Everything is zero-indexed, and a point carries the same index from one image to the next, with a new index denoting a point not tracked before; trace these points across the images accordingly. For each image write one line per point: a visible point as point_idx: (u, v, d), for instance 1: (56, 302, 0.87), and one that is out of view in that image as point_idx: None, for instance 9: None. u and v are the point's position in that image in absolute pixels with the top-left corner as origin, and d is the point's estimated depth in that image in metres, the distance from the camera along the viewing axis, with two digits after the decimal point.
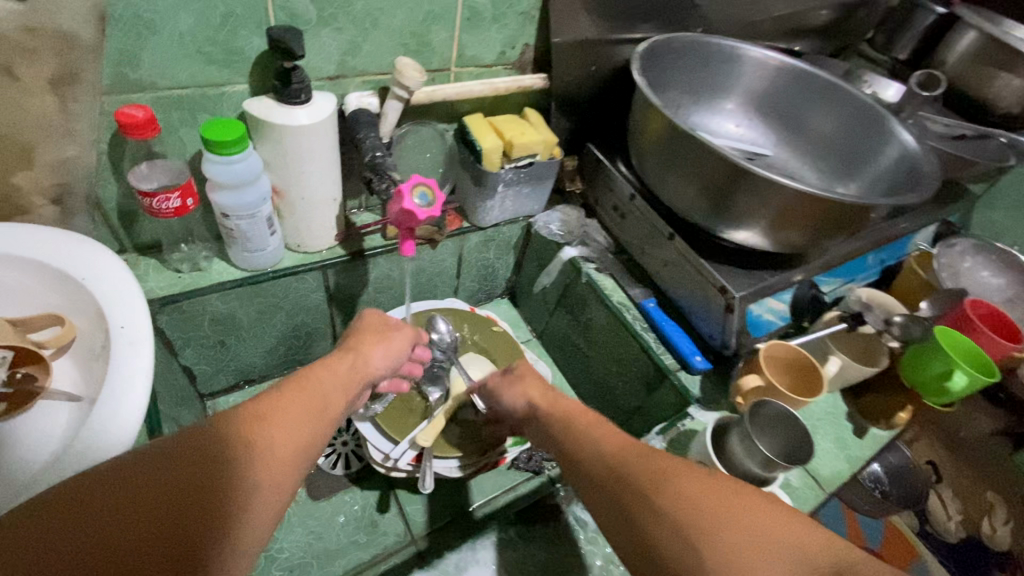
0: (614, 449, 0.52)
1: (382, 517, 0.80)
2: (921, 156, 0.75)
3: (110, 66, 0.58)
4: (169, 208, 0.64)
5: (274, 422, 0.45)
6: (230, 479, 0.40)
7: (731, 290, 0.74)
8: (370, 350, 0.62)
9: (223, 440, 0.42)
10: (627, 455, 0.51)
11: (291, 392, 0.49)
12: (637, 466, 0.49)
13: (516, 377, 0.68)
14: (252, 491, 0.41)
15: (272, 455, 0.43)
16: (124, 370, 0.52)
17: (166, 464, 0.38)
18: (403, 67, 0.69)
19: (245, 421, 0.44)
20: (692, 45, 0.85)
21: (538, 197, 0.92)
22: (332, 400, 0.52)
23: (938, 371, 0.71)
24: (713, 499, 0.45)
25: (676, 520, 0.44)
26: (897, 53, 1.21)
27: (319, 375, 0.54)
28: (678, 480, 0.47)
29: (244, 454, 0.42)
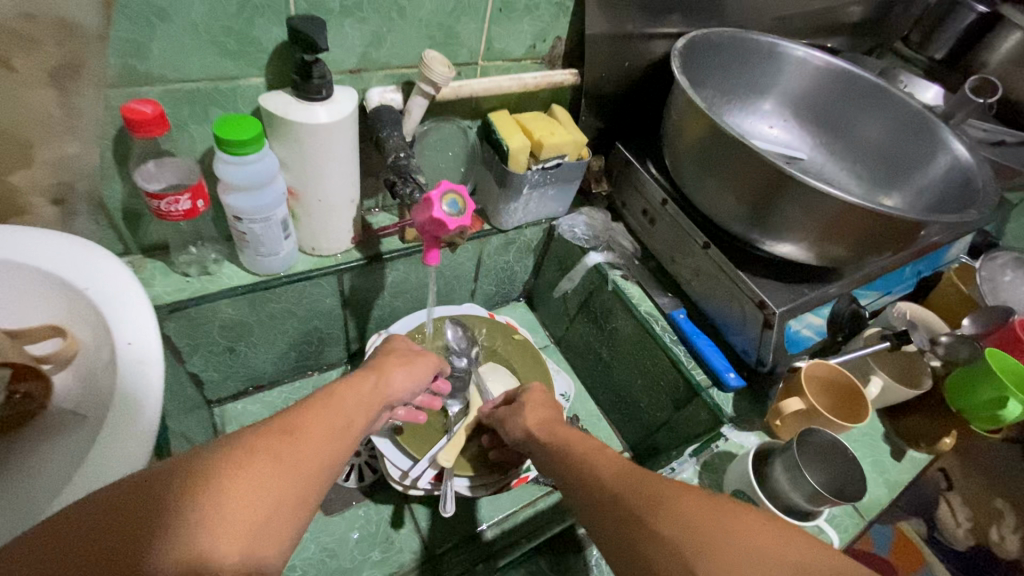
0: (608, 471, 0.46)
1: (397, 534, 0.76)
2: (975, 168, 0.71)
3: (116, 55, 0.53)
4: (179, 211, 0.60)
5: (294, 443, 0.41)
6: (244, 505, 0.35)
7: (771, 305, 0.70)
8: (393, 371, 0.58)
9: (237, 462, 0.37)
10: (622, 473, 0.45)
11: (311, 412, 0.45)
12: (633, 486, 0.43)
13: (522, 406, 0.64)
14: (270, 519, 0.36)
15: (292, 478, 0.39)
16: (133, 390, 0.48)
17: (172, 491, 0.34)
18: (430, 61, 0.64)
19: (262, 441, 0.40)
20: (730, 41, 0.80)
21: (563, 199, 0.88)
22: (356, 423, 0.48)
23: (989, 397, 0.67)
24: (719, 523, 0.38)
25: (675, 547, 0.38)
26: (932, 53, 1.14)
27: (342, 393, 0.50)
28: (678, 500, 0.41)
29: (258, 476, 0.37)
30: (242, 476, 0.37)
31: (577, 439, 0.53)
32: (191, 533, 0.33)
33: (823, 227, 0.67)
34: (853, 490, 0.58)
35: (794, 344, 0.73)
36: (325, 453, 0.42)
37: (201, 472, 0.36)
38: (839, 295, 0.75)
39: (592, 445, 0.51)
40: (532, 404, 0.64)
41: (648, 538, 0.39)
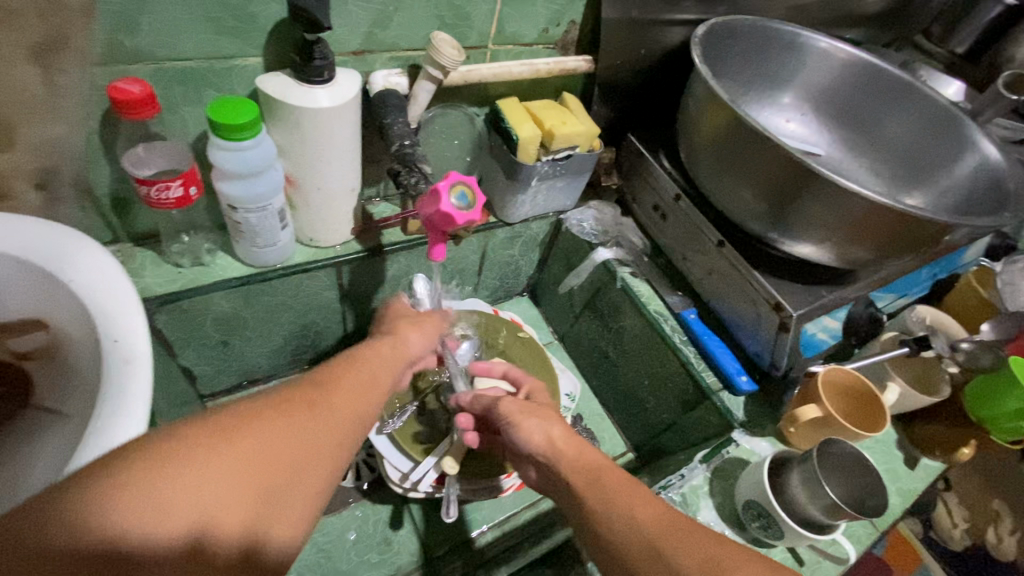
0: (649, 518, 0.43)
1: (395, 535, 0.74)
2: (1005, 169, 0.68)
3: (103, 30, 0.50)
4: (170, 198, 0.56)
5: (326, 397, 0.42)
6: (288, 451, 0.36)
7: (788, 308, 0.67)
8: (407, 331, 0.57)
9: (278, 410, 0.38)
10: (669, 524, 0.43)
11: (335, 371, 0.45)
12: (682, 541, 0.41)
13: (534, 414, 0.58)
14: (311, 463, 0.38)
15: (323, 440, 0.39)
16: (121, 372, 0.45)
17: (220, 433, 0.34)
18: (439, 43, 0.61)
19: (295, 402, 0.39)
20: (751, 29, 0.77)
21: (572, 192, 0.84)
22: (380, 381, 0.48)
23: (1013, 409, 0.65)
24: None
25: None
26: (953, 46, 1.11)
27: (365, 355, 0.50)
28: (736, 566, 0.38)
29: (288, 440, 0.37)
30: (283, 424, 0.37)
31: (608, 470, 0.49)
32: (243, 472, 0.34)
33: (847, 227, 0.64)
34: (874, 502, 0.58)
35: (809, 348, 0.70)
36: (356, 407, 0.43)
37: (247, 416, 0.36)
38: (857, 298, 0.73)
39: (627, 482, 0.47)
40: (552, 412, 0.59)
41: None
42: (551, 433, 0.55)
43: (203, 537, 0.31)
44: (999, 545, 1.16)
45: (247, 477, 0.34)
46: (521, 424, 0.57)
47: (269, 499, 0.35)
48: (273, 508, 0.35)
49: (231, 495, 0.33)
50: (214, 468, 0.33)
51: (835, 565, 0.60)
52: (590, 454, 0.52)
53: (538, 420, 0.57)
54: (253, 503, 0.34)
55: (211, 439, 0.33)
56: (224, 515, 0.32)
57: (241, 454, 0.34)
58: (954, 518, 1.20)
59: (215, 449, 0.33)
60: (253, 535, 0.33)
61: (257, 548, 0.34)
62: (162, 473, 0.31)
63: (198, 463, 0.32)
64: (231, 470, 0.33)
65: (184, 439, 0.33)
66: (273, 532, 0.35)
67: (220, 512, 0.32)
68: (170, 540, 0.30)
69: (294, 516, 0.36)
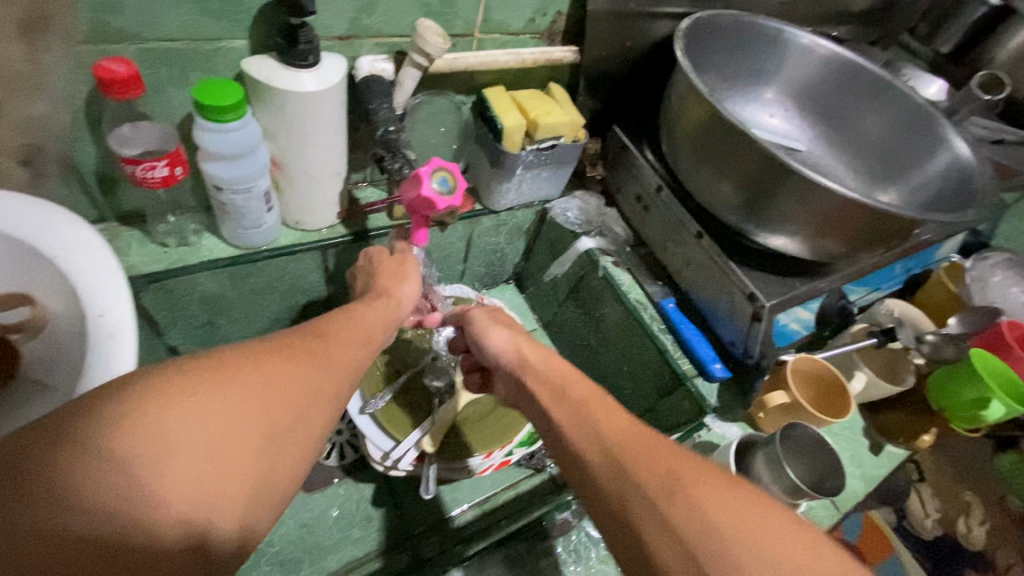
0: (614, 433, 0.45)
1: (376, 512, 0.76)
2: (974, 166, 0.70)
3: (87, 9, 0.50)
4: (155, 178, 0.57)
5: (326, 346, 0.44)
6: (288, 394, 0.39)
7: (761, 298, 0.69)
8: (397, 283, 0.58)
9: (280, 355, 0.40)
10: (630, 439, 0.44)
11: (336, 321, 0.47)
12: (642, 454, 0.43)
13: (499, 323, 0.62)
14: (310, 406, 0.40)
15: (318, 400, 0.41)
16: (104, 330, 0.48)
17: (226, 375, 0.36)
18: (423, 30, 0.61)
19: (291, 357, 0.41)
20: (735, 24, 0.78)
21: (556, 181, 0.85)
22: (377, 336, 0.50)
23: (972, 397, 0.68)
24: (726, 511, 0.39)
25: (679, 535, 0.39)
26: (939, 46, 1.12)
27: (365, 309, 0.52)
28: (694, 489, 0.40)
29: (285, 399, 0.38)
30: (283, 367, 0.40)
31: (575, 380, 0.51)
32: (249, 412, 0.36)
33: (819, 221, 0.66)
34: (832, 485, 0.60)
35: (780, 337, 0.73)
36: (355, 357, 0.46)
37: (247, 359, 0.38)
38: (830, 290, 0.75)
39: (594, 396, 0.49)
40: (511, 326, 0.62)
41: (643, 506, 0.41)
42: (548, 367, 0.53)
43: (212, 472, 0.34)
44: (968, 533, 1.19)
45: (249, 416, 0.36)
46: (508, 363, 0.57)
47: (273, 439, 0.37)
48: (274, 449, 0.37)
49: (233, 431, 0.35)
50: (216, 405, 0.35)
51: None
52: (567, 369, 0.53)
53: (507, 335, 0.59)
54: (255, 444, 0.36)
55: (213, 379, 0.36)
56: (228, 451, 0.35)
57: (242, 394, 0.36)
58: (927, 508, 1.22)
59: (217, 388, 0.35)
60: (258, 470, 0.36)
61: (259, 487, 0.36)
62: (168, 406, 0.33)
63: (200, 400, 0.34)
64: (232, 410, 0.35)
65: (188, 377, 0.35)
66: (271, 488, 0.37)
67: (225, 446, 0.34)
68: (177, 470, 0.32)
69: (296, 456, 0.38)
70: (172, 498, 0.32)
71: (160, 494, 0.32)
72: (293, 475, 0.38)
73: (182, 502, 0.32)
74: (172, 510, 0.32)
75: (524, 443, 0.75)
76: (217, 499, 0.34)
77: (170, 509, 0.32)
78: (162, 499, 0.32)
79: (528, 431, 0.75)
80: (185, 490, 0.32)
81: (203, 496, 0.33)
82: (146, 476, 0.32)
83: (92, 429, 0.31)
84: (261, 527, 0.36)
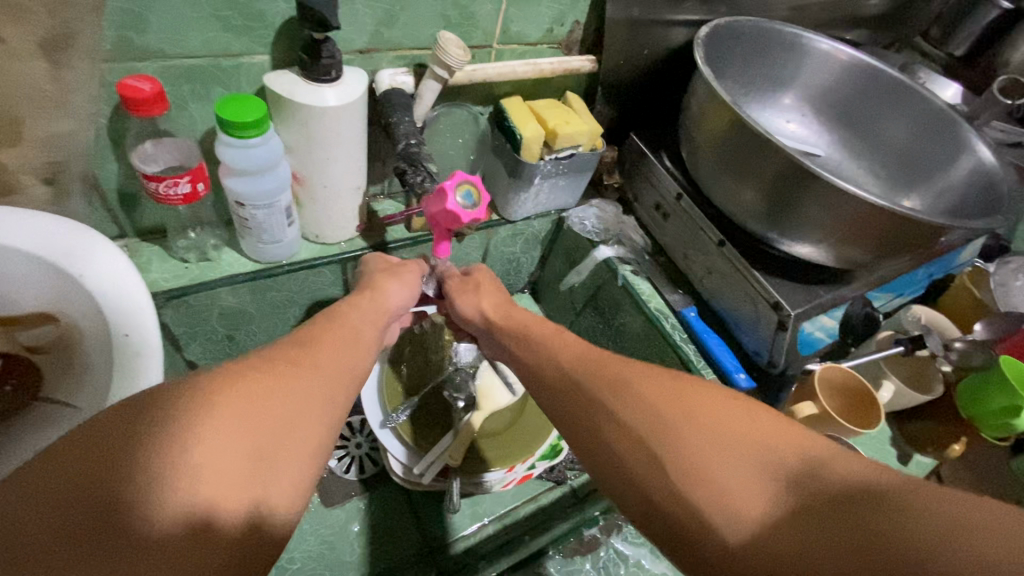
0: (572, 361, 0.48)
1: (398, 527, 0.75)
2: (1000, 171, 0.69)
3: (113, 27, 0.50)
4: (177, 194, 0.57)
5: (315, 354, 0.44)
6: (276, 410, 0.38)
7: (786, 307, 0.69)
8: (388, 282, 0.61)
9: (268, 365, 0.41)
10: (587, 363, 0.47)
11: (324, 328, 0.48)
12: (596, 369, 0.46)
13: (471, 288, 0.65)
14: (300, 418, 0.39)
15: (311, 401, 0.41)
16: (131, 347, 0.47)
17: (216, 389, 0.37)
18: (445, 42, 0.61)
19: (279, 365, 0.41)
20: (753, 30, 0.77)
21: (574, 190, 0.85)
22: (366, 332, 0.52)
23: (1002, 407, 0.67)
24: (677, 401, 0.41)
25: (630, 425, 0.41)
26: (952, 49, 1.10)
27: (352, 312, 0.53)
28: (637, 386, 0.43)
29: (278, 403, 0.39)
30: (268, 382, 0.39)
31: (561, 344, 0.50)
32: (243, 420, 0.36)
33: (845, 228, 0.65)
34: None
35: (806, 345, 0.72)
36: (345, 363, 0.46)
37: (232, 372, 0.39)
38: (854, 298, 0.74)
39: None
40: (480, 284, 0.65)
41: (603, 413, 0.43)
42: (552, 349, 0.50)
43: (213, 480, 0.33)
44: None
45: (241, 424, 0.36)
46: (485, 331, 0.61)
47: (264, 448, 0.37)
48: (273, 453, 0.37)
49: (223, 454, 0.34)
50: (205, 421, 0.35)
51: None
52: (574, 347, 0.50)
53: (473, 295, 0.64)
54: (252, 449, 0.36)
55: (198, 404, 0.35)
56: (220, 474, 0.34)
57: (229, 415, 0.36)
58: None
59: (208, 400, 0.36)
60: (256, 479, 0.35)
61: (262, 492, 0.36)
62: (157, 428, 0.34)
63: (186, 427, 0.34)
64: (224, 419, 0.36)
65: (173, 405, 0.35)
66: (277, 491, 0.36)
67: (215, 470, 0.34)
68: (171, 499, 0.32)
69: (292, 471, 0.38)
70: (174, 509, 0.32)
71: (155, 520, 0.31)
72: (294, 490, 0.38)
73: (180, 531, 0.32)
74: (170, 541, 0.31)
75: (545, 457, 0.73)
76: (215, 523, 0.33)
77: (172, 522, 0.32)
78: (159, 531, 0.31)
79: (550, 443, 0.73)
80: (181, 519, 0.32)
81: (200, 522, 0.32)
82: (140, 509, 0.31)
83: (83, 470, 0.31)
84: (274, 532, 0.36)
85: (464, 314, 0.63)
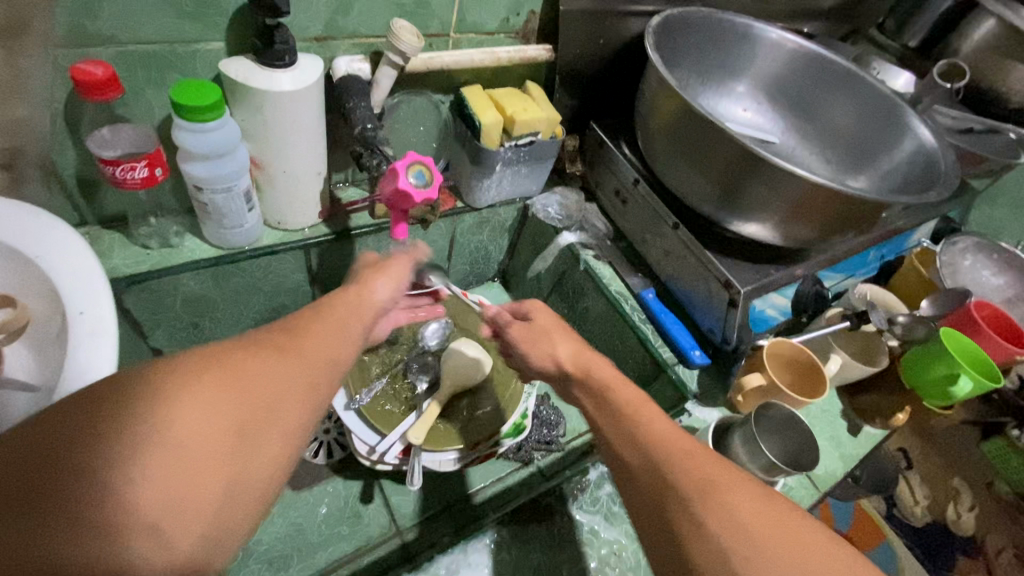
0: (655, 435, 0.45)
1: (365, 509, 0.76)
2: (938, 151, 0.73)
3: (65, 13, 0.51)
4: (136, 178, 0.58)
5: (302, 339, 0.42)
6: (262, 388, 0.36)
7: (736, 285, 0.71)
8: (373, 276, 0.55)
9: (255, 349, 0.38)
10: (672, 445, 0.44)
11: (315, 313, 0.45)
12: (683, 455, 0.43)
13: (538, 335, 0.57)
14: (287, 400, 0.37)
15: (297, 387, 0.38)
16: (85, 325, 0.48)
17: (196, 368, 0.34)
18: (398, 30, 0.63)
19: (264, 349, 0.39)
20: (706, 21, 0.80)
21: (536, 178, 0.87)
22: (360, 321, 0.48)
23: (942, 375, 0.70)
24: (775, 529, 0.39)
25: (718, 540, 0.38)
26: (907, 40, 1.14)
27: (346, 297, 0.50)
28: (729, 494, 0.40)
29: (260, 388, 0.36)
30: (255, 361, 0.37)
31: (651, 419, 0.46)
32: (223, 403, 0.34)
33: (790, 207, 0.68)
34: (807, 460, 0.62)
35: (757, 323, 0.74)
36: (332, 348, 0.43)
37: (216, 353, 0.36)
38: (805, 277, 0.77)
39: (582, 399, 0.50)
40: (553, 330, 0.58)
41: (684, 517, 0.40)
42: (649, 425, 0.45)
43: (187, 467, 0.31)
44: (957, 520, 1.32)
45: (222, 407, 0.34)
46: (562, 383, 0.55)
47: (244, 435, 0.34)
48: (253, 442, 0.34)
49: (203, 430, 0.32)
50: (181, 402, 0.32)
51: None
52: (635, 401, 0.48)
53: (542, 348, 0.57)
54: (230, 436, 0.33)
55: (181, 377, 0.33)
56: (200, 450, 0.32)
57: (212, 391, 0.34)
58: (916, 496, 1.35)
59: (186, 380, 0.33)
60: (234, 469, 0.33)
61: (239, 483, 0.33)
62: (131, 408, 0.31)
63: (160, 402, 0.32)
64: (204, 402, 0.33)
65: (154, 378, 0.33)
66: (255, 482, 0.34)
67: (195, 447, 0.32)
68: (147, 473, 0.30)
69: (275, 452, 0.36)
70: (142, 498, 0.29)
71: (125, 505, 0.29)
72: (271, 479, 0.35)
73: (152, 507, 0.30)
74: (141, 518, 0.29)
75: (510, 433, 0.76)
76: (189, 512, 0.31)
77: (141, 511, 0.29)
78: (127, 511, 0.29)
79: (513, 422, 0.77)
80: (155, 495, 0.30)
81: (168, 511, 0.30)
82: (112, 482, 0.29)
83: (59, 438, 0.30)
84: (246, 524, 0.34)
85: (536, 367, 0.57)
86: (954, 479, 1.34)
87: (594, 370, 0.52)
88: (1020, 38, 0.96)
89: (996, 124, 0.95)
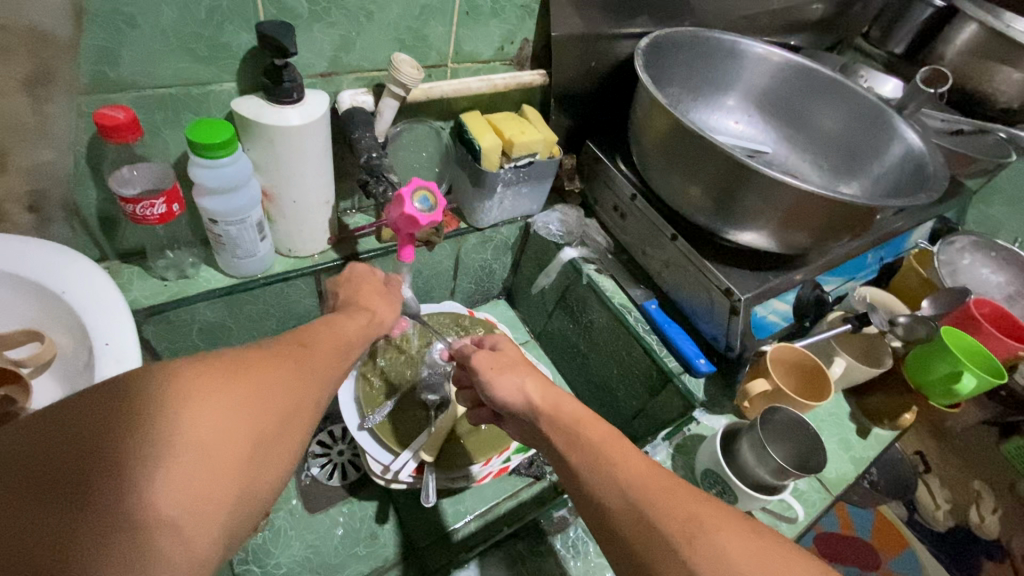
0: (634, 478, 0.44)
1: (381, 529, 0.77)
2: (926, 154, 0.74)
3: (88, 63, 0.54)
4: (154, 215, 0.61)
5: (310, 356, 0.43)
6: (277, 400, 0.37)
7: (737, 292, 0.72)
8: (383, 308, 0.59)
9: (271, 361, 0.40)
10: (652, 491, 0.42)
11: (316, 332, 0.47)
12: (666, 497, 0.42)
13: (507, 364, 0.59)
14: (295, 410, 0.39)
15: (304, 402, 0.40)
16: (109, 355, 0.51)
17: (221, 375, 0.35)
18: (399, 63, 0.66)
19: (279, 361, 0.40)
20: (693, 40, 0.83)
21: (536, 196, 0.90)
22: (355, 346, 0.50)
23: (946, 372, 0.70)
24: (762, 567, 0.37)
25: None
26: (892, 48, 1.18)
27: (341, 321, 0.52)
28: (718, 537, 0.39)
29: (277, 399, 0.37)
30: (266, 372, 0.38)
31: (628, 460, 0.45)
32: (246, 411, 0.35)
33: (784, 215, 0.69)
34: (815, 462, 0.63)
35: (759, 328, 0.76)
36: (332, 368, 0.45)
37: (237, 361, 0.37)
38: (804, 281, 0.78)
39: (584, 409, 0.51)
40: (523, 365, 0.60)
41: (673, 565, 0.38)
42: (619, 467, 0.45)
43: (211, 468, 0.32)
44: (982, 523, 1.29)
45: (245, 414, 0.35)
46: (525, 415, 0.55)
47: (260, 445, 0.35)
48: (266, 451, 0.36)
49: (226, 434, 0.33)
50: (209, 406, 0.33)
51: (790, 526, 0.65)
52: (605, 436, 0.48)
53: (512, 376, 0.57)
54: (248, 443, 0.34)
55: (203, 381, 0.34)
56: (220, 454, 0.33)
57: (234, 399, 0.35)
58: (938, 499, 1.31)
59: (214, 385, 0.34)
60: (247, 475, 0.34)
61: (250, 489, 0.34)
62: (160, 406, 0.32)
63: (190, 403, 0.33)
64: (231, 406, 0.34)
65: (176, 380, 0.33)
66: (260, 490, 0.35)
67: (216, 452, 0.32)
68: (172, 472, 0.30)
69: (282, 460, 0.37)
70: (167, 497, 0.30)
71: (150, 501, 0.29)
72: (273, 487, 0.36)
73: (173, 507, 0.30)
74: (163, 514, 0.29)
75: (519, 450, 0.77)
76: (207, 511, 0.31)
77: (164, 509, 0.29)
78: (150, 506, 0.29)
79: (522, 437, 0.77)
80: (177, 497, 0.30)
81: (190, 510, 0.30)
82: (137, 478, 0.29)
83: (82, 431, 0.29)
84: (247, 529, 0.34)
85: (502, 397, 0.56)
86: (976, 482, 1.32)
87: (563, 405, 0.53)
88: (1005, 41, 0.98)
89: (985, 125, 0.97)
